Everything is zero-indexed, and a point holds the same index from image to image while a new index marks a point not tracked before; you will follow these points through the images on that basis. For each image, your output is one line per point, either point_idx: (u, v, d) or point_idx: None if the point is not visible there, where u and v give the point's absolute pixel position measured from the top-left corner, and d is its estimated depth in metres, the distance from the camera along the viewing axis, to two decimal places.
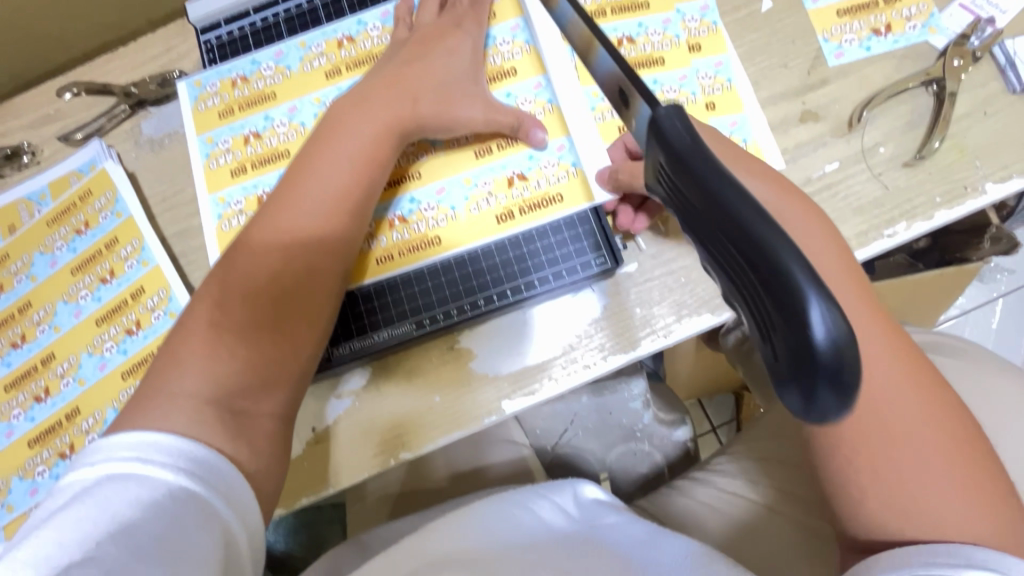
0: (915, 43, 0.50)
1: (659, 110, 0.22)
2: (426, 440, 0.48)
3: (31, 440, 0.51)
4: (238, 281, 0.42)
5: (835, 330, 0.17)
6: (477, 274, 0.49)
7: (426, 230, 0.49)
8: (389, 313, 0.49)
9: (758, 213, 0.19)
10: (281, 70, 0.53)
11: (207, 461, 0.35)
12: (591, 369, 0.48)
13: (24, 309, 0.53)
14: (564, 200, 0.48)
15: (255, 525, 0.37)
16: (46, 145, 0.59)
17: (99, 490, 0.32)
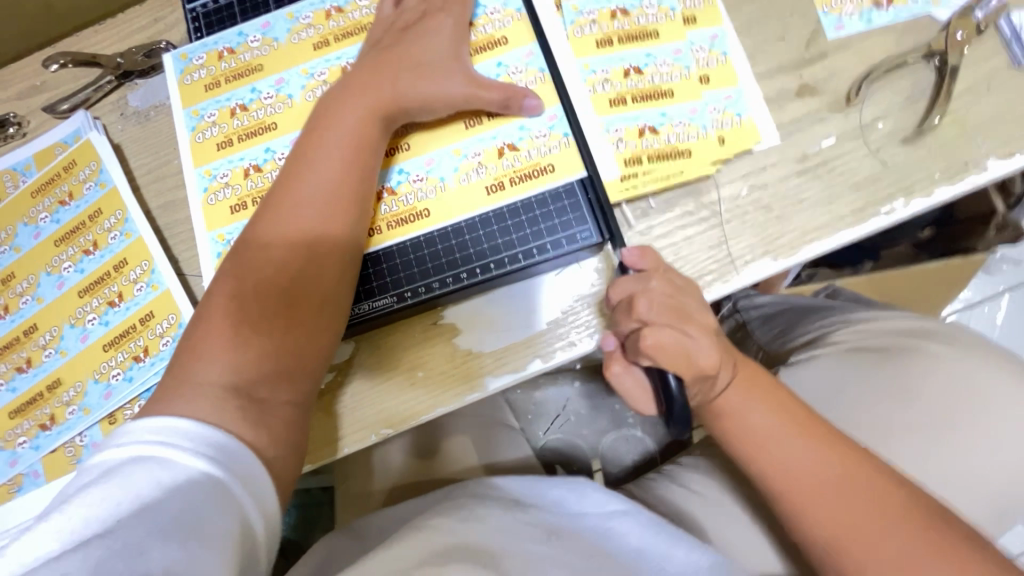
0: (917, 16, 0.48)
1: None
2: (408, 417, 0.47)
3: (12, 411, 0.50)
4: (239, 266, 0.42)
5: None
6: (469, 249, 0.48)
7: (413, 202, 0.48)
8: (371, 286, 0.48)
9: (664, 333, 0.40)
10: (268, 41, 0.52)
11: (226, 446, 0.35)
12: (577, 347, 0.46)
13: (7, 280, 0.53)
14: (556, 170, 0.47)
15: (271, 514, 0.36)
16: (32, 116, 0.58)
17: (125, 470, 0.33)
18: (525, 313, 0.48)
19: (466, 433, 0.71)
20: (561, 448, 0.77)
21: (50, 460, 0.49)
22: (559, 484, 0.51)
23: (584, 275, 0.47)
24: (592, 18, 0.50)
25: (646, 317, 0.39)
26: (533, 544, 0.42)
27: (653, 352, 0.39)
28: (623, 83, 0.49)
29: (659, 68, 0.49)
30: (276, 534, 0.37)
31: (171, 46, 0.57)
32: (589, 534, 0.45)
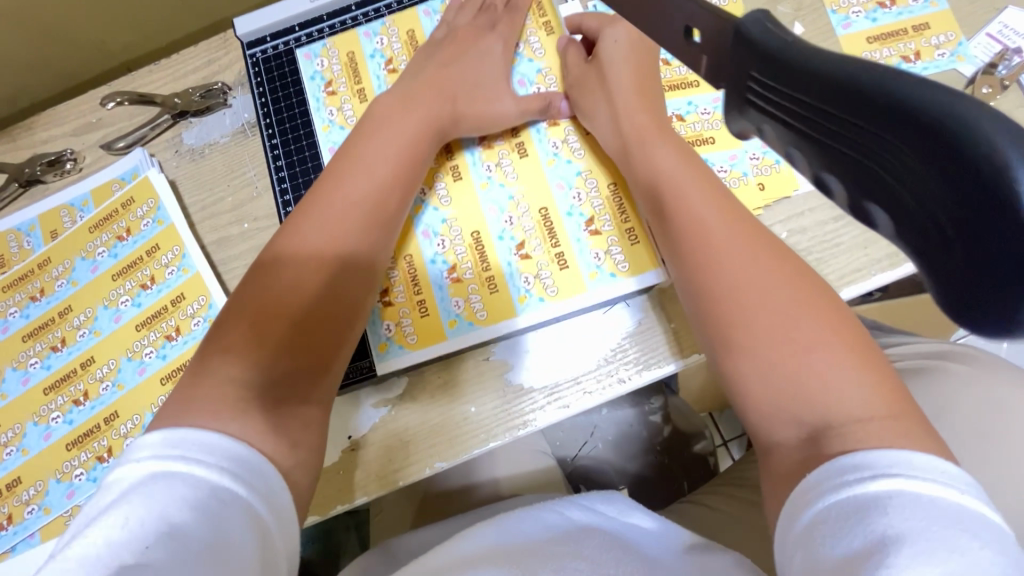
0: (944, 70, 0.51)
1: (745, 17, 0.23)
2: (461, 449, 0.49)
3: (68, 443, 0.51)
4: (262, 279, 0.43)
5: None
6: (524, 239, 0.51)
7: (439, 208, 0.52)
8: (438, 292, 0.50)
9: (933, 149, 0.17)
10: (354, 94, 0.54)
11: (249, 461, 0.35)
12: (626, 383, 0.48)
13: (64, 314, 0.54)
14: (595, 166, 0.52)
15: (291, 525, 0.36)
16: (88, 152, 0.60)
17: (145, 488, 0.31)
18: (572, 350, 0.49)
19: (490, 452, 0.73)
20: (590, 473, 0.77)
21: None
22: (590, 494, 0.51)
23: (630, 314, 0.49)
24: None
25: None
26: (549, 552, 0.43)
27: None
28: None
29: (700, 116, 0.52)
30: (295, 547, 0.37)
31: (226, 87, 0.59)
32: (611, 540, 0.45)
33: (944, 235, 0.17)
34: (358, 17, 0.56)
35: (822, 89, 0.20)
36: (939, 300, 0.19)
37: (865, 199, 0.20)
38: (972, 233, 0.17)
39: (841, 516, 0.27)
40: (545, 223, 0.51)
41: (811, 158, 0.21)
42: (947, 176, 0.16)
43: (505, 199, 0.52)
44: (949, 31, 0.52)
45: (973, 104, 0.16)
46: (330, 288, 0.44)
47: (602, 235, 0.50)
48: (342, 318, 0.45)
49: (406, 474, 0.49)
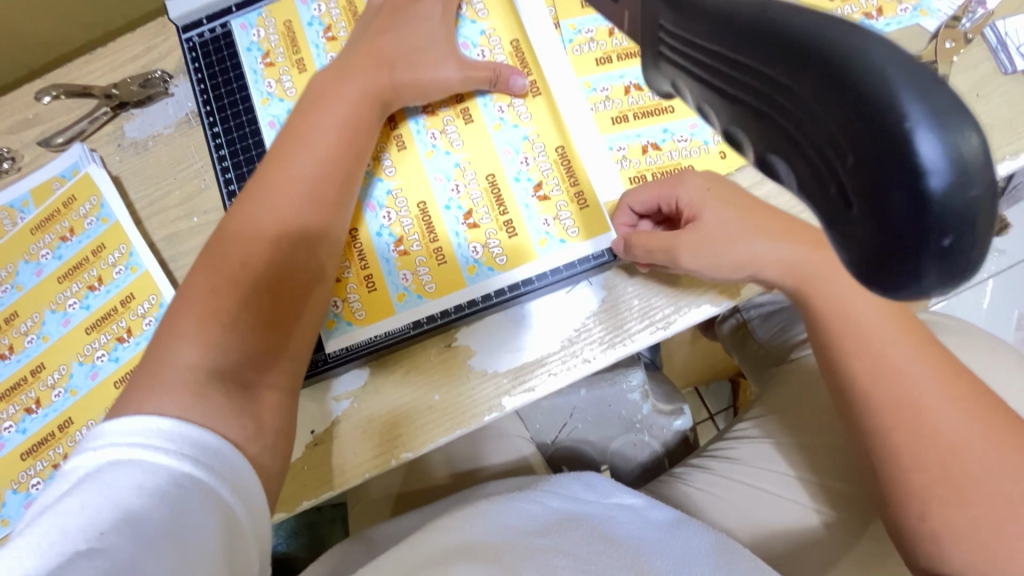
0: (907, 26, 0.49)
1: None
2: (426, 440, 0.48)
3: (23, 453, 0.50)
4: (212, 265, 0.41)
5: (960, 152, 0.14)
6: (472, 207, 0.48)
7: (386, 179, 0.49)
8: (386, 269, 0.48)
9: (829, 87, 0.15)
10: (292, 64, 0.51)
11: (213, 448, 0.35)
12: (591, 363, 0.47)
13: (10, 320, 0.52)
14: (543, 128, 0.49)
15: (259, 511, 0.36)
16: (26, 150, 0.57)
17: (101, 477, 0.31)
18: (535, 331, 0.48)
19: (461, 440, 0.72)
20: (571, 453, 0.77)
21: None
22: (568, 480, 0.51)
23: (595, 292, 0.48)
24: (590, 36, 0.51)
25: None
26: (535, 538, 0.42)
27: None
28: (615, 99, 0.50)
29: None
30: (264, 527, 0.37)
31: (166, 76, 0.56)
32: (595, 521, 0.46)
33: (844, 185, 0.15)
34: None
35: (738, 35, 0.17)
36: (841, 262, 0.17)
37: (767, 152, 0.18)
38: (863, 177, 0.15)
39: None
40: (492, 191, 0.48)
41: (719, 112, 0.19)
42: (847, 111, 0.15)
43: (451, 167, 0.49)
44: None
45: (872, 45, 0.15)
46: (276, 272, 0.42)
47: (551, 200, 0.48)
48: (303, 296, 0.43)
49: (379, 463, 0.48)
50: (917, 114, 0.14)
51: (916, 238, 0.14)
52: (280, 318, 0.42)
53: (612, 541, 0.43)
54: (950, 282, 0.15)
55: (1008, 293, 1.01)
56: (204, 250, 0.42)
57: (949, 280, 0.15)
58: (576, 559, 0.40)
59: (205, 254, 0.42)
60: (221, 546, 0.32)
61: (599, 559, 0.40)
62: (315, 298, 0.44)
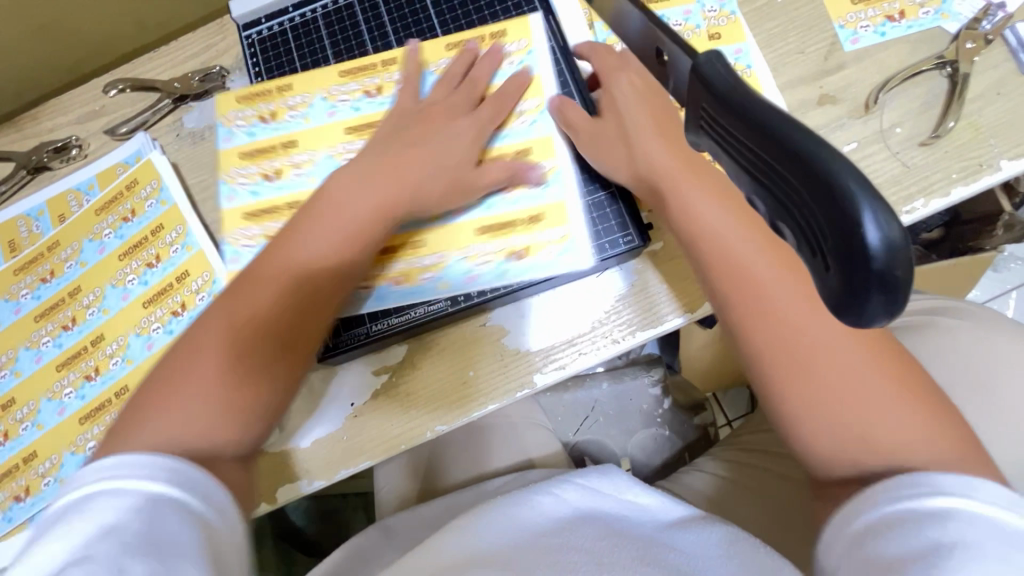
0: (928, 28, 0.52)
1: (699, 59, 0.24)
2: (460, 415, 0.50)
3: (81, 417, 0.53)
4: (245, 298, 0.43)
5: (890, 236, 0.17)
6: (512, 248, 0.50)
7: (418, 224, 0.51)
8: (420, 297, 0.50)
9: (805, 131, 0.19)
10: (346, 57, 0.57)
11: (186, 472, 0.34)
12: (619, 344, 0.49)
13: (74, 293, 0.56)
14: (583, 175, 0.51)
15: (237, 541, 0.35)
16: (93, 138, 0.61)
17: (103, 503, 0.32)
18: (563, 314, 0.50)
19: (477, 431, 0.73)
20: (590, 449, 0.78)
21: None
22: (588, 471, 0.50)
23: (623, 276, 0.50)
24: None
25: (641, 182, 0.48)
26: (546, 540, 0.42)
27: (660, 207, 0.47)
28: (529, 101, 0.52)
29: None
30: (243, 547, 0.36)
31: (224, 71, 0.60)
32: (605, 525, 0.44)
33: (817, 249, 0.19)
34: None
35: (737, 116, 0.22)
36: (822, 293, 0.19)
37: (753, 194, 0.22)
38: (836, 243, 0.18)
39: (902, 521, 0.31)
40: (538, 227, 0.50)
41: (740, 176, 0.22)
42: (801, 172, 0.19)
43: (487, 211, 0.50)
44: None
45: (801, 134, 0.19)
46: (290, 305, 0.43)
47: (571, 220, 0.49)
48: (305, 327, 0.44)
49: (414, 436, 0.50)
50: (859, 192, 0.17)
51: (861, 275, 0.18)
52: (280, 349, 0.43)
53: (629, 538, 0.43)
54: (894, 315, 0.18)
55: None
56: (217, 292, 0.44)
57: (893, 312, 0.18)
58: (590, 554, 0.40)
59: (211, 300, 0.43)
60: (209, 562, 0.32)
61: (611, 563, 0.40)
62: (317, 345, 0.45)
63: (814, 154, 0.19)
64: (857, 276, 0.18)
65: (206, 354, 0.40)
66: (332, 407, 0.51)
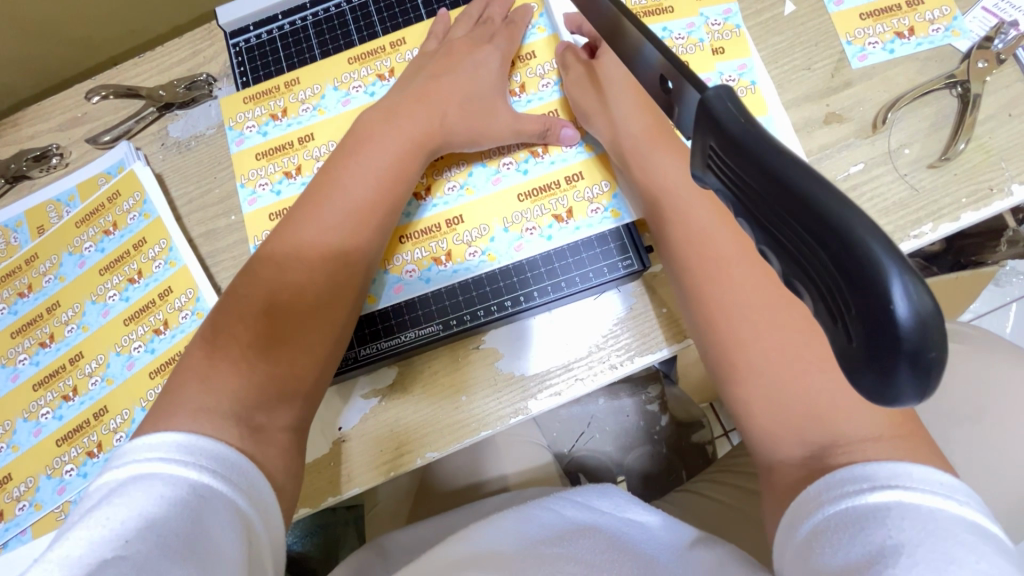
0: (938, 46, 0.50)
1: (708, 93, 0.22)
2: (451, 441, 0.48)
3: (58, 439, 0.51)
4: (250, 288, 0.42)
5: (922, 309, 0.16)
6: (555, 210, 0.49)
7: (448, 201, 0.50)
8: (417, 314, 0.49)
9: (826, 189, 0.18)
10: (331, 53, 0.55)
11: (230, 461, 0.35)
12: (617, 370, 0.48)
13: (52, 309, 0.54)
14: (585, 176, 0.49)
15: (273, 529, 0.36)
16: (74, 147, 0.59)
17: (129, 490, 0.31)
18: (560, 337, 0.49)
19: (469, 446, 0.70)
20: (586, 464, 0.76)
21: None
22: (586, 487, 0.48)
23: (623, 299, 0.49)
24: None
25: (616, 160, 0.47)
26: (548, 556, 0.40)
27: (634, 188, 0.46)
28: (529, 92, 0.52)
29: None
30: (278, 540, 0.36)
31: (211, 79, 0.58)
32: (604, 545, 0.42)
33: (840, 319, 0.17)
34: (342, 6, 0.56)
35: (751, 164, 0.20)
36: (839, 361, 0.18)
37: (767, 246, 0.20)
38: (861, 316, 0.16)
39: (839, 527, 0.28)
40: (575, 184, 0.49)
41: (751, 227, 0.21)
42: (822, 233, 0.17)
43: (522, 176, 0.50)
44: (943, 6, 0.51)
45: (822, 192, 0.18)
46: (296, 296, 0.42)
47: (578, 207, 0.49)
48: (307, 329, 0.42)
49: (402, 463, 0.48)
50: (887, 262, 0.16)
51: (886, 353, 0.16)
52: (289, 351, 0.41)
53: (628, 554, 0.41)
54: (923, 395, 0.16)
55: None
56: (230, 291, 0.43)
57: (922, 394, 0.16)
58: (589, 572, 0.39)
59: (229, 298, 0.42)
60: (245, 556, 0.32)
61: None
62: (322, 345, 0.43)
63: (836, 214, 0.17)
64: (880, 352, 0.16)
65: (212, 363, 0.39)
66: (318, 432, 0.49)
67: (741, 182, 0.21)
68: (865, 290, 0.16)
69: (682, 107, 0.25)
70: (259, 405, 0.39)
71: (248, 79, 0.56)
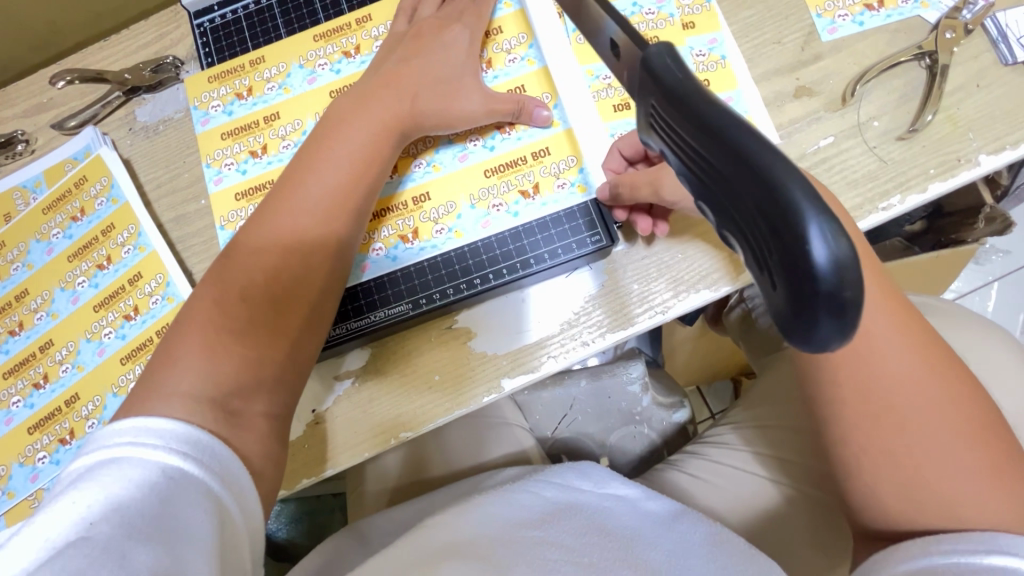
0: (907, 18, 0.50)
1: (648, 51, 0.22)
2: (425, 420, 0.48)
3: (30, 427, 0.51)
4: (223, 273, 0.41)
5: (839, 254, 0.16)
6: (521, 186, 0.49)
7: (415, 177, 0.50)
8: (386, 294, 0.49)
9: (754, 137, 0.18)
10: (297, 32, 0.54)
11: (204, 443, 0.34)
12: (590, 346, 0.48)
13: (21, 297, 0.53)
14: (552, 152, 0.49)
15: (252, 512, 0.35)
16: (40, 133, 0.58)
17: (97, 474, 0.30)
18: (533, 315, 0.49)
19: (454, 428, 0.71)
20: (570, 445, 0.77)
21: None
22: (564, 470, 0.48)
23: (593, 276, 0.48)
24: None
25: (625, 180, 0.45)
26: (530, 528, 0.40)
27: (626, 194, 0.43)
28: (496, 68, 0.51)
29: None
30: (258, 524, 0.36)
31: (178, 61, 0.57)
32: (587, 518, 0.42)
33: (768, 269, 0.18)
34: None
35: (686, 119, 0.20)
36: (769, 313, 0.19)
37: (704, 202, 0.21)
38: (785, 265, 0.17)
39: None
40: (541, 160, 0.49)
41: (690, 184, 0.21)
42: (749, 183, 0.17)
43: (489, 152, 0.50)
44: None
45: (748, 141, 0.17)
46: (269, 280, 0.41)
47: (545, 183, 0.49)
48: (283, 317, 0.41)
49: (379, 442, 0.48)
50: (807, 208, 0.16)
51: (807, 299, 0.16)
52: (267, 337, 0.40)
53: (610, 533, 0.40)
54: (844, 339, 0.17)
55: (1010, 295, 1.01)
56: (206, 277, 0.42)
57: (843, 335, 0.17)
58: (569, 548, 0.37)
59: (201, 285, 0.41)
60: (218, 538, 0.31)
61: (592, 554, 0.37)
62: (300, 329, 0.42)
63: (762, 163, 0.17)
64: (802, 299, 0.16)
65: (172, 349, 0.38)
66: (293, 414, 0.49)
67: (678, 138, 0.21)
68: (788, 237, 0.16)
69: (629, 69, 0.25)
70: (235, 390, 0.37)
71: (215, 60, 0.55)
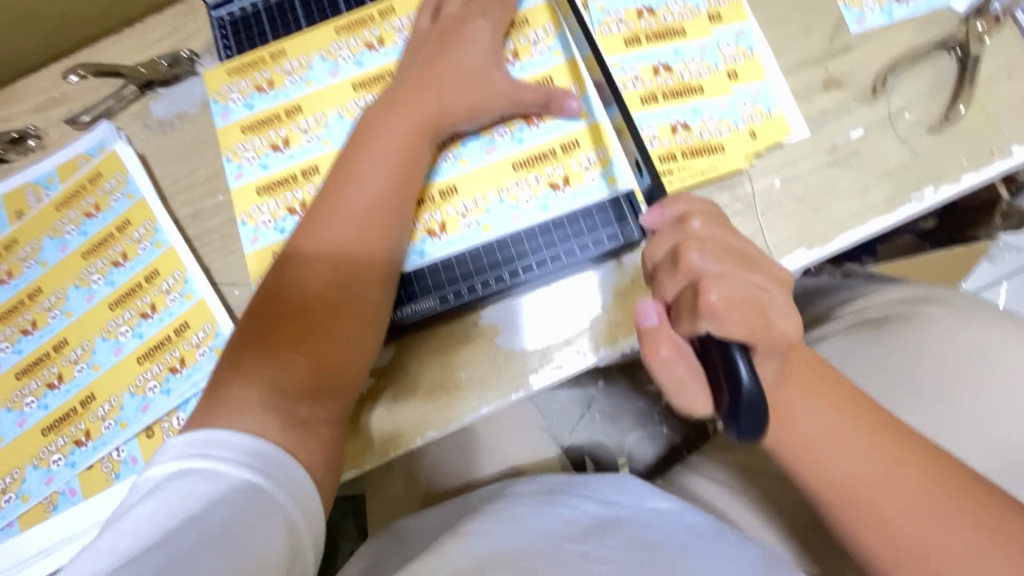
0: (936, 9, 0.50)
1: None
2: (453, 417, 0.47)
3: (44, 428, 0.49)
4: (279, 286, 0.42)
5: None
6: (551, 178, 0.48)
7: (442, 170, 0.49)
8: (412, 288, 0.48)
9: None
10: (317, 25, 0.53)
11: (267, 455, 0.35)
12: (620, 341, 0.47)
13: (34, 295, 0.52)
14: (581, 144, 0.48)
15: (314, 523, 0.36)
16: (52, 128, 0.57)
17: (169, 485, 0.32)
18: (561, 310, 0.48)
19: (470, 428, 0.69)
20: (588, 447, 0.75)
21: (85, 477, 0.48)
22: (602, 485, 0.48)
23: (622, 270, 0.47)
24: (619, 17, 0.51)
25: (699, 269, 0.35)
26: (571, 541, 0.39)
27: (718, 307, 0.34)
28: (522, 60, 0.50)
29: (687, 65, 0.50)
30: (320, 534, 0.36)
31: (194, 55, 0.56)
32: (630, 528, 0.42)
33: None
34: None
35: None
36: None
37: None
38: None
39: None
40: (571, 152, 0.48)
41: None
42: None
43: (517, 145, 0.49)
44: None
45: None
46: (324, 292, 0.41)
47: (577, 176, 0.48)
48: (337, 326, 0.41)
49: (406, 441, 0.47)
50: None
51: None
52: (323, 348, 0.40)
53: (656, 546, 0.39)
54: None
55: (1023, 293, 1.00)
56: (261, 291, 0.42)
57: None
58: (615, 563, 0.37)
59: (258, 294, 0.42)
60: (284, 544, 0.32)
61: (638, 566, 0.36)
62: (357, 339, 0.42)
63: None
64: None
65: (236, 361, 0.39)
66: None
67: None
68: None
69: None
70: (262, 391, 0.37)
71: (234, 53, 0.54)
